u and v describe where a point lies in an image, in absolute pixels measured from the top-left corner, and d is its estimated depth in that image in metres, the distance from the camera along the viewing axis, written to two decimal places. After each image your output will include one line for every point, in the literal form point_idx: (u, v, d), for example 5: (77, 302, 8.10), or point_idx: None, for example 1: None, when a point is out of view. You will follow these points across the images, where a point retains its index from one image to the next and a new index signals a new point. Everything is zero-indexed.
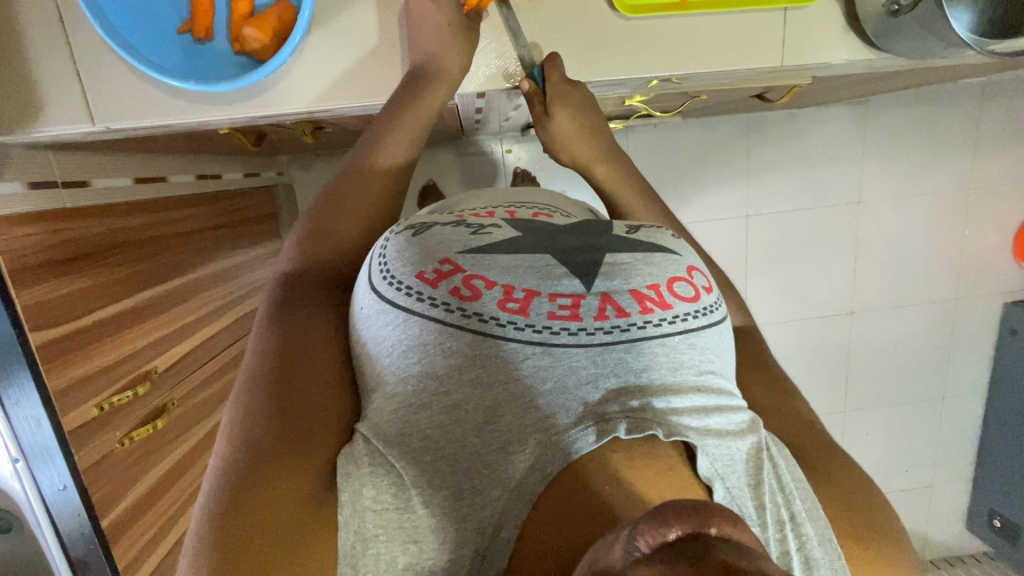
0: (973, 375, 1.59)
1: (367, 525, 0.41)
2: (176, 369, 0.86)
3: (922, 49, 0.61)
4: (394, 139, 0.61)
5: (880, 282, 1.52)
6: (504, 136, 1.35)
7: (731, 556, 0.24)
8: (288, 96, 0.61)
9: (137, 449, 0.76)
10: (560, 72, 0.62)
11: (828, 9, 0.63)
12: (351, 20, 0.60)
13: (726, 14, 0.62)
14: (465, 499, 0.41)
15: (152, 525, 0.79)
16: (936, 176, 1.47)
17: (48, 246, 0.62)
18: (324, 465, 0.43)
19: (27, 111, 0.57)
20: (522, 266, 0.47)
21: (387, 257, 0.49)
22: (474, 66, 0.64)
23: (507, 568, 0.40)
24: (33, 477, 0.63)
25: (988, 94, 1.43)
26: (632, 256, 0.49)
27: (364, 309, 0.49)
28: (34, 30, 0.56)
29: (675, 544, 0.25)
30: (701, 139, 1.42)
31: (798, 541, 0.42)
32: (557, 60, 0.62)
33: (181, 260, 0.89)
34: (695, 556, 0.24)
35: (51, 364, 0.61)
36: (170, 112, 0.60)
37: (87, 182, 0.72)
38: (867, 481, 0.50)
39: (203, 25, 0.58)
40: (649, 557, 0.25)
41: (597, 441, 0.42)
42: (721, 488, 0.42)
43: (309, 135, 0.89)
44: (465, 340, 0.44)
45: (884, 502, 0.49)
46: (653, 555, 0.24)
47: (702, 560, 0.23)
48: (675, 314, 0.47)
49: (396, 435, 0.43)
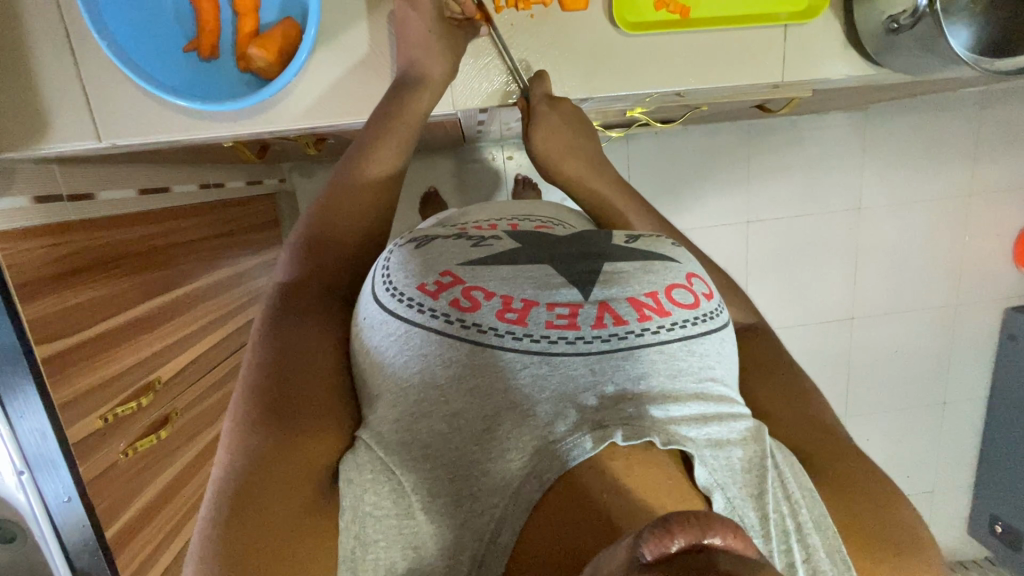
0: (973, 380, 1.60)
1: (368, 530, 0.41)
2: (177, 380, 0.86)
3: (923, 66, 0.61)
4: (382, 147, 0.61)
5: (881, 289, 1.52)
6: (504, 144, 1.35)
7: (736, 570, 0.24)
8: (292, 112, 0.62)
9: (139, 460, 0.76)
10: (549, 87, 0.63)
11: (828, 26, 0.64)
12: (353, 34, 0.61)
13: (727, 30, 0.63)
14: (464, 506, 0.42)
15: (155, 535, 0.79)
16: (935, 183, 1.47)
17: (55, 258, 0.63)
18: (326, 460, 0.44)
19: (34, 126, 0.58)
20: (520, 278, 0.48)
21: (390, 269, 0.50)
22: (474, 83, 0.66)
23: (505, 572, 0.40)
24: (37, 488, 0.64)
25: (988, 102, 1.43)
26: (631, 265, 0.50)
27: (367, 320, 0.49)
28: (42, 46, 0.56)
29: (680, 556, 0.25)
30: (702, 145, 1.42)
31: (804, 553, 0.42)
32: (546, 79, 0.62)
33: (182, 270, 0.89)
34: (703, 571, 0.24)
35: (57, 375, 0.61)
36: (176, 128, 0.60)
37: (92, 195, 0.73)
38: (886, 490, 0.49)
39: (208, 44, 0.58)
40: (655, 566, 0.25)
41: (594, 447, 0.41)
42: (722, 498, 0.42)
43: (312, 146, 0.90)
44: (464, 351, 0.44)
45: (902, 508, 0.48)
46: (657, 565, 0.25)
47: None
48: (674, 321, 0.47)
49: (398, 444, 0.43)
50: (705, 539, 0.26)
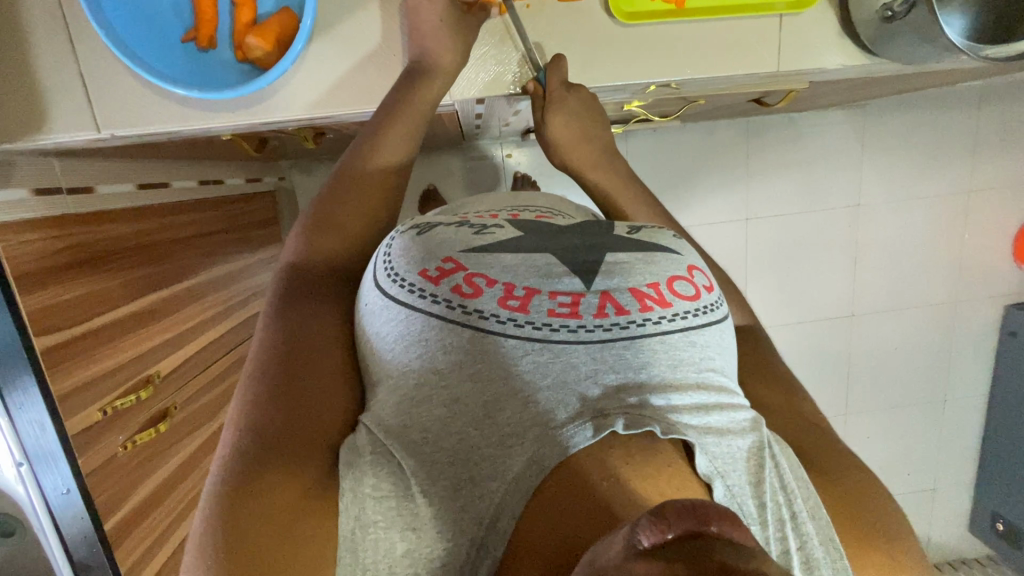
0: (974, 377, 1.60)
1: (367, 512, 0.41)
2: (176, 374, 0.86)
3: (918, 55, 0.62)
4: (387, 139, 0.61)
5: (880, 285, 1.52)
6: (504, 141, 1.35)
7: (731, 558, 0.24)
8: (289, 102, 0.62)
9: (139, 453, 0.76)
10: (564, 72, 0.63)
11: (824, 15, 0.64)
12: (353, 25, 0.60)
13: (723, 19, 0.63)
14: (463, 490, 0.41)
15: (154, 531, 0.79)
16: (934, 180, 1.47)
17: (55, 251, 0.63)
18: (328, 442, 0.45)
19: (34, 117, 0.58)
20: (522, 266, 0.48)
21: (392, 256, 0.50)
22: (473, 72, 0.66)
23: (503, 557, 0.40)
24: (36, 482, 0.64)
25: (987, 98, 1.43)
26: (632, 256, 0.50)
27: (368, 307, 0.49)
28: (42, 37, 0.57)
29: (674, 542, 0.25)
30: (701, 142, 1.42)
31: (798, 540, 0.42)
32: (561, 63, 0.62)
33: (181, 266, 0.89)
34: (698, 558, 0.24)
35: (56, 367, 0.62)
36: (173, 118, 0.60)
37: (91, 188, 0.73)
38: (876, 483, 0.50)
39: (206, 35, 0.59)
40: (650, 553, 0.25)
41: (595, 435, 0.42)
42: (722, 486, 0.42)
43: (311, 141, 0.90)
44: (466, 336, 0.44)
45: (891, 503, 0.49)
46: (653, 551, 0.25)
47: (699, 564, 0.24)
48: (675, 312, 0.47)
49: (397, 427, 0.44)
50: (703, 528, 0.26)
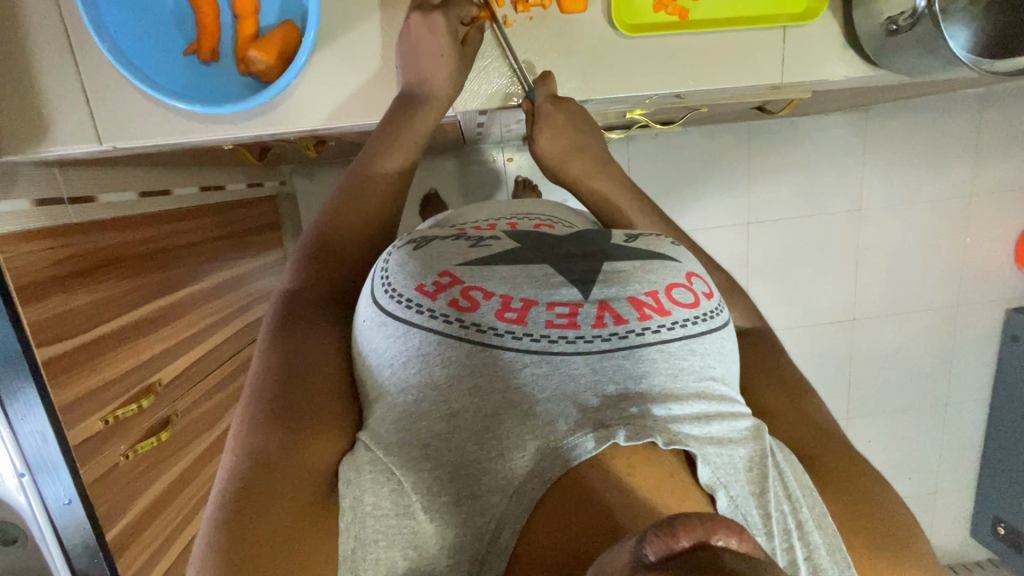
0: (975, 381, 1.59)
1: (368, 530, 0.41)
2: (177, 382, 0.86)
3: (922, 67, 0.61)
4: (385, 149, 0.61)
5: (881, 290, 1.52)
6: (504, 146, 1.35)
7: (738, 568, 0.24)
8: (291, 115, 0.62)
9: (139, 463, 0.76)
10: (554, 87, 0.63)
11: (827, 27, 0.64)
12: (353, 37, 0.60)
13: (726, 32, 0.63)
14: (465, 505, 0.41)
15: (157, 538, 0.79)
16: (935, 184, 1.47)
17: (55, 261, 0.63)
18: (331, 458, 0.45)
19: (35, 131, 0.58)
20: (520, 277, 0.48)
21: (389, 271, 0.49)
22: (475, 85, 0.65)
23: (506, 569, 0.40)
24: (38, 491, 0.64)
25: (988, 103, 1.43)
26: (630, 264, 0.50)
27: (365, 322, 0.49)
28: (44, 51, 0.56)
29: (684, 554, 0.25)
30: (702, 146, 1.42)
31: (805, 549, 0.43)
32: (549, 78, 0.62)
33: (182, 273, 0.89)
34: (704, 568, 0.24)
35: (58, 377, 0.62)
36: (175, 130, 0.60)
37: (93, 197, 0.73)
38: (885, 488, 0.50)
39: (208, 47, 0.58)
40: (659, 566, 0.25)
41: (596, 446, 0.41)
42: (725, 497, 0.43)
43: (312, 148, 0.90)
44: (464, 350, 0.44)
45: (901, 509, 0.49)
46: (661, 565, 0.25)
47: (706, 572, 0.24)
48: (675, 320, 0.47)
49: (397, 443, 0.43)
50: (709, 539, 0.26)
